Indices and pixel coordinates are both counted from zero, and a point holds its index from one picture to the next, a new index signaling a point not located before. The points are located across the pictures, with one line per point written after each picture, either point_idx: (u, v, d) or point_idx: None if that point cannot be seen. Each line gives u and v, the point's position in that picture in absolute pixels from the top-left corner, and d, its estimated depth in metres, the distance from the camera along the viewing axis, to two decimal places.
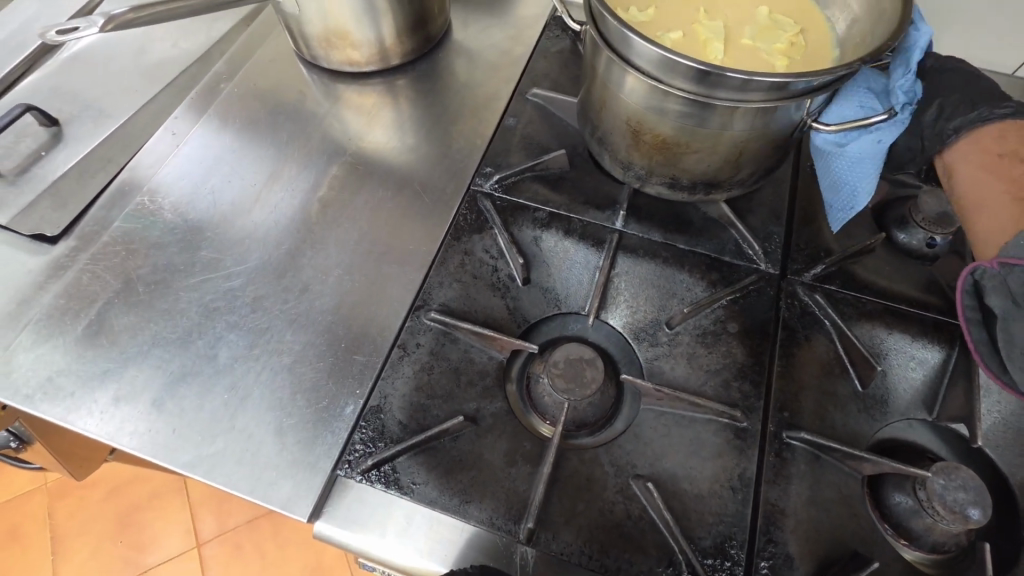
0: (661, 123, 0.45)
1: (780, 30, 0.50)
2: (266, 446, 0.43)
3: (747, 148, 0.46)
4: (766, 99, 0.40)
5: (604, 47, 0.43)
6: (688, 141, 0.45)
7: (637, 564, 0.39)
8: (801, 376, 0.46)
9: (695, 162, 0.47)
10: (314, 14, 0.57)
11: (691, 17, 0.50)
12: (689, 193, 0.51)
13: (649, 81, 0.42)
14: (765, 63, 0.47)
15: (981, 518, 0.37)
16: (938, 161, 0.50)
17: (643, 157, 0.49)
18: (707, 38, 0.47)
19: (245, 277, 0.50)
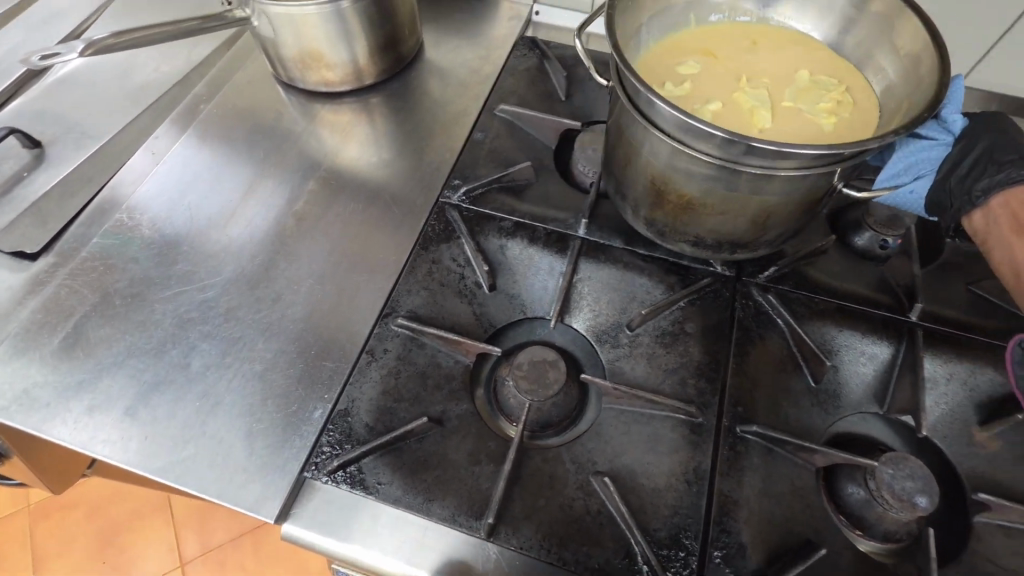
0: (686, 184, 0.45)
1: (823, 89, 0.51)
2: (235, 451, 0.44)
3: (772, 214, 0.45)
4: (798, 167, 0.40)
5: (632, 109, 0.44)
6: (712, 202, 0.45)
7: (595, 556, 0.40)
8: (754, 373, 0.48)
9: (718, 224, 0.47)
10: (289, 38, 0.60)
11: (728, 84, 0.50)
12: (713, 252, 0.50)
13: (676, 145, 0.42)
14: (814, 124, 0.48)
15: (928, 504, 0.40)
16: (966, 222, 0.51)
17: (666, 215, 0.49)
18: (753, 106, 0.48)
19: (219, 289, 0.52)
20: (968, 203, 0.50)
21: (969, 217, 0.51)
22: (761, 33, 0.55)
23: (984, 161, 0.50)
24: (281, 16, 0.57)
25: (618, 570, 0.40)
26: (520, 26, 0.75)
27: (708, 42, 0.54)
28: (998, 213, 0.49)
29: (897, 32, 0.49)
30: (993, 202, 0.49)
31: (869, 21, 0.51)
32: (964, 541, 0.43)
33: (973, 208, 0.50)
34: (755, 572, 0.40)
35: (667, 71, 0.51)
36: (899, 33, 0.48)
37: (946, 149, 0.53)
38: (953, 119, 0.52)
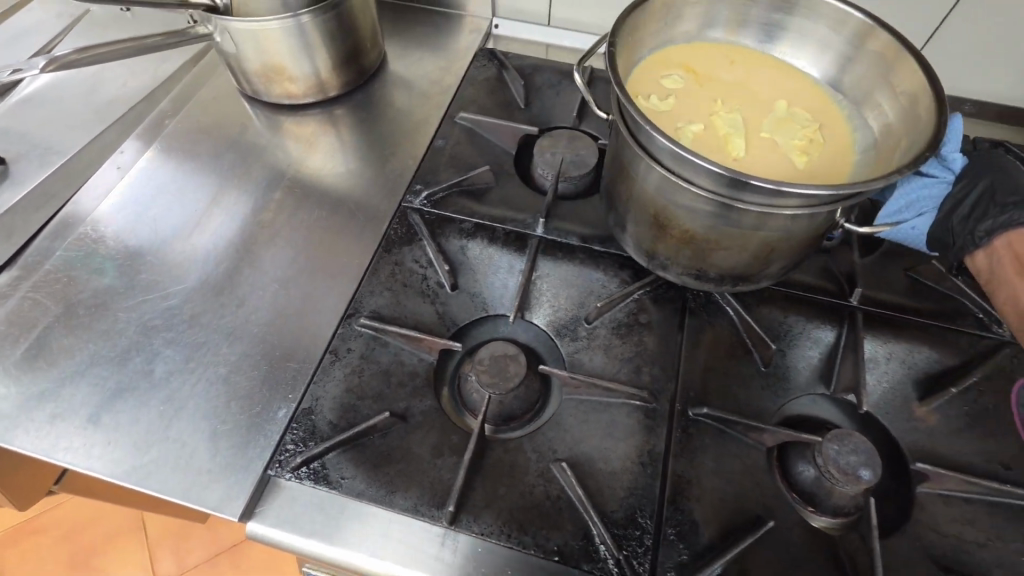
0: (689, 220, 0.45)
1: (798, 124, 0.52)
2: (200, 453, 0.45)
3: (776, 248, 0.45)
4: (801, 205, 0.40)
5: (634, 143, 0.44)
6: (716, 237, 0.45)
7: (554, 538, 0.42)
8: (706, 360, 0.50)
9: (723, 258, 0.46)
10: (251, 53, 0.62)
11: (707, 106, 0.52)
12: (716, 285, 0.49)
13: (676, 179, 0.42)
14: (784, 157, 0.49)
15: (871, 477, 0.42)
16: (969, 260, 0.55)
17: (669, 248, 0.48)
18: (727, 132, 0.49)
19: (183, 296, 0.53)
20: (971, 241, 0.54)
21: (973, 257, 0.55)
22: (756, 65, 0.56)
23: (985, 202, 0.55)
24: (243, 32, 0.59)
25: (576, 551, 0.41)
26: (480, 37, 0.78)
27: (698, 67, 0.55)
28: (1002, 253, 0.53)
29: (896, 72, 0.49)
30: (997, 242, 0.53)
31: (868, 61, 0.51)
32: (909, 510, 0.45)
33: (977, 247, 0.54)
34: (708, 547, 0.41)
35: (656, 83, 0.53)
36: (895, 71, 0.49)
37: (947, 186, 0.57)
38: (952, 158, 0.57)
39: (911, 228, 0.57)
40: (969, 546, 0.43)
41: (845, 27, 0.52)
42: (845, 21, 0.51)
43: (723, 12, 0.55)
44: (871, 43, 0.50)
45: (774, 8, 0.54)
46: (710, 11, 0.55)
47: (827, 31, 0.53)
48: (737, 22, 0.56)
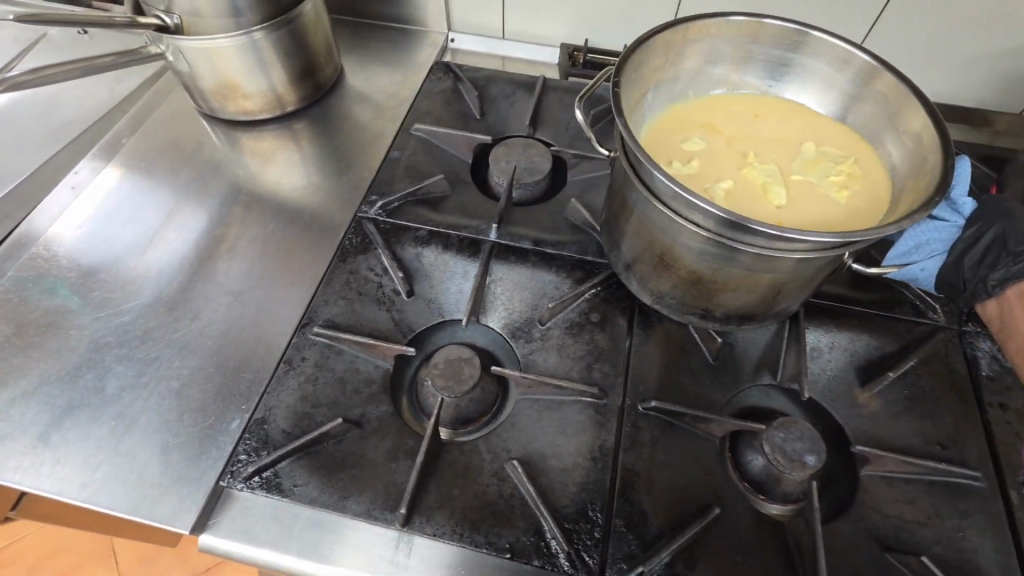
0: (694, 261, 0.45)
1: (830, 161, 0.54)
2: (152, 466, 0.45)
3: (784, 288, 0.45)
4: (809, 250, 0.40)
5: (640, 184, 0.44)
6: (723, 279, 0.45)
7: (506, 536, 0.42)
8: (655, 356, 0.51)
9: (730, 298, 0.47)
10: (205, 70, 0.62)
11: (735, 160, 0.53)
12: (721, 325, 0.50)
13: (675, 216, 0.43)
14: (826, 197, 0.51)
15: (815, 462, 0.43)
16: (980, 308, 0.54)
17: (674, 287, 0.48)
18: (763, 182, 0.51)
19: (136, 312, 0.53)
20: (983, 289, 0.53)
21: (984, 305, 0.54)
22: (764, 107, 0.58)
23: (997, 249, 0.53)
24: (195, 51, 0.60)
25: (528, 547, 0.42)
26: (435, 50, 0.79)
27: (711, 113, 0.57)
28: (1014, 303, 0.52)
29: (904, 114, 0.50)
30: (1008, 291, 0.52)
31: (877, 101, 0.53)
32: (854, 492, 0.46)
33: (988, 296, 0.52)
34: (657, 537, 0.42)
35: (674, 147, 0.53)
36: (900, 110, 0.51)
37: (959, 230, 0.55)
38: (963, 201, 0.55)
39: (920, 270, 0.55)
40: (909, 525, 0.44)
41: (849, 67, 0.53)
42: (849, 62, 0.53)
43: (725, 53, 0.56)
44: (877, 84, 0.52)
45: (777, 47, 0.55)
46: (713, 50, 0.56)
47: (833, 71, 0.55)
48: (739, 60, 0.57)
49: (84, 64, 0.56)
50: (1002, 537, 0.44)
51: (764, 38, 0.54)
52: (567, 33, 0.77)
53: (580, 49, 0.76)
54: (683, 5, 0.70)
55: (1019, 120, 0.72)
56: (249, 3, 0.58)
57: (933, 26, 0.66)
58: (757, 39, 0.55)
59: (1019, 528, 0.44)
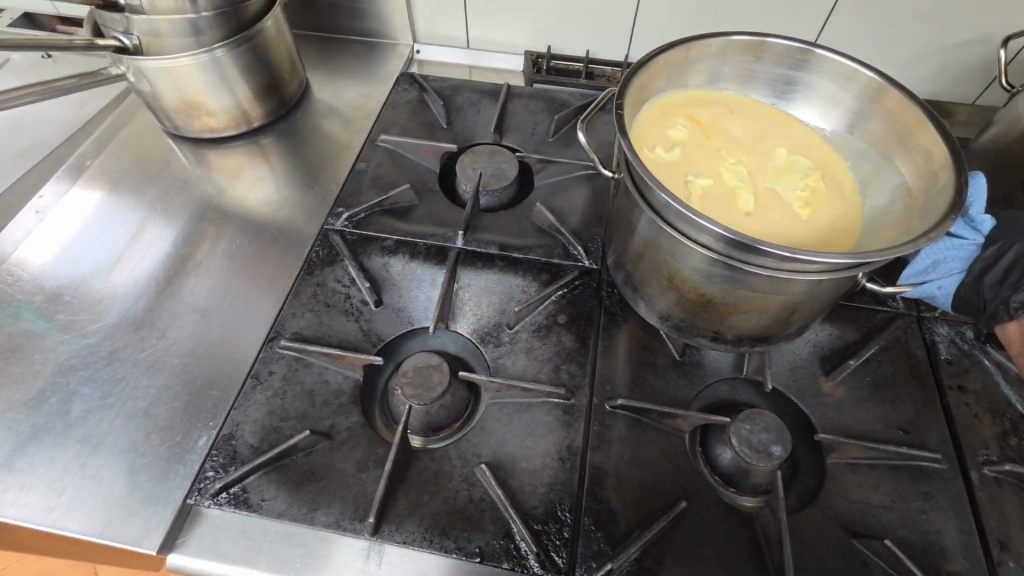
0: (705, 284, 0.44)
1: (801, 174, 0.54)
2: (118, 487, 0.44)
3: (798, 308, 0.44)
4: (821, 270, 0.40)
5: (646, 206, 0.44)
6: (734, 301, 0.44)
7: (475, 540, 0.42)
8: (621, 353, 0.52)
9: (742, 321, 0.46)
10: (168, 90, 0.62)
11: (713, 161, 0.54)
12: (735, 346, 0.49)
13: (680, 237, 0.42)
14: (790, 209, 0.51)
15: (781, 453, 0.44)
16: (999, 329, 0.51)
17: (683, 309, 0.48)
18: (736, 186, 0.51)
19: (102, 334, 0.53)
20: (1005, 311, 0.50)
21: (1005, 326, 0.51)
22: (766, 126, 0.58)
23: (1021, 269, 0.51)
24: (157, 70, 0.59)
25: (497, 550, 0.42)
26: (400, 62, 0.80)
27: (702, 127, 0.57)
28: None
29: (912, 132, 0.49)
30: None
31: (885, 119, 0.52)
32: (821, 481, 0.47)
33: (1010, 318, 0.50)
34: (626, 533, 0.43)
35: (663, 134, 0.54)
36: (903, 123, 0.50)
37: (976, 247, 0.54)
38: (980, 218, 0.54)
39: (938, 289, 0.53)
40: (873, 509, 0.45)
41: (854, 84, 0.53)
42: (853, 79, 0.53)
43: (728, 72, 0.57)
44: (883, 100, 0.51)
45: (781, 65, 0.55)
46: (715, 68, 0.57)
47: (837, 89, 0.55)
48: (743, 78, 0.58)
49: (45, 87, 0.55)
50: (963, 516, 0.44)
51: (764, 57, 0.55)
52: (529, 41, 0.78)
53: (543, 56, 0.78)
54: (640, 9, 0.72)
55: (973, 110, 0.74)
56: (209, 22, 0.59)
57: (882, 22, 0.68)
58: (761, 58, 0.55)
59: (980, 507, 0.45)
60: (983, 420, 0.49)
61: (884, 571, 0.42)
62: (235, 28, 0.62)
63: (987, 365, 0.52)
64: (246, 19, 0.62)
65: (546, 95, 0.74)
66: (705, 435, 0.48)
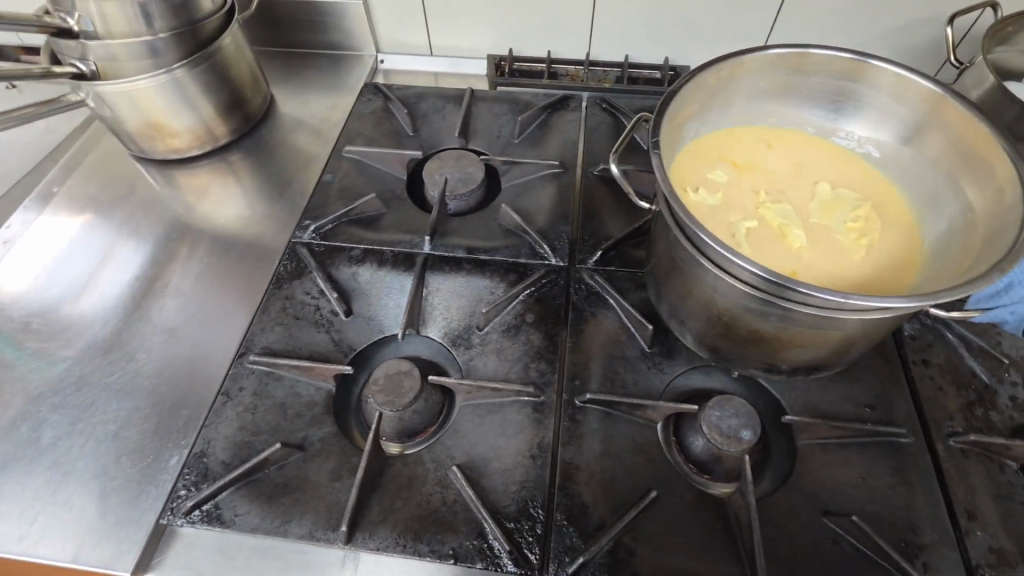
0: (759, 321, 0.44)
1: (848, 205, 0.55)
2: (90, 512, 0.44)
3: (856, 341, 0.44)
4: (868, 312, 0.40)
5: (683, 239, 0.44)
6: (788, 336, 0.44)
7: (449, 542, 0.42)
8: (589, 348, 0.52)
9: (798, 353, 0.46)
10: (130, 113, 0.62)
11: (755, 200, 0.54)
12: (788, 373, 0.49)
13: (718, 271, 0.43)
14: (842, 242, 0.52)
15: (750, 437, 0.44)
16: None
17: (734, 343, 0.48)
18: (782, 225, 0.52)
19: (72, 360, 0.53)
20: None
21: None
22: (812, 147, 0.59)
23: None
24: (117, 94, 0.60)
25: (470, 550, 0.42)
26: (364, 74, 0.81)
27: (740, 148, 0.58)
28: None
29: (971, 155, 0.49)
30: None
31: (941, 136, 0.52)
32: (793, 463, 0.47)
33: None
34: (598, 526, 0.43)
35: (703, 176, 0.56)
36: (960, 144, 0.50)
37: None
38: None
39: (1010, 315, 0.52)
40: (842, 488, 0.45)
41: (907, 97, 0.53)
42: (905, 92, 0.53)
43: (770, 88, 0.57)
44: (939, 115, 0.51)
45: (832, 76, 0.55)
46: (756, 86, 0.57)
47: (889, 102, 0.55)
48: (783, 93, 0.58)
49: (17, 111, 0.55)
50: (931, 489, 0.45)
51: (807, 70, 0.55)
52: (491, 45, 0.79)
53: (506, 59, 0.79)
54: (597, 8, 0.72)
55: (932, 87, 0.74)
56: (166, 44, 0.59)
57: (836, 6, 0.68)
58: (806, 71, 0.55)
59: (947, 479, 0.46)
60: (948, 394, 0.50)
61: (854, 548, 0.43)
62: (193, 48, 0.62)
63: (951, 339, 0.53)
64: (203, 38, 0.63)
65: (510, 97, 0.75)
66: (677, 424, 0.48)
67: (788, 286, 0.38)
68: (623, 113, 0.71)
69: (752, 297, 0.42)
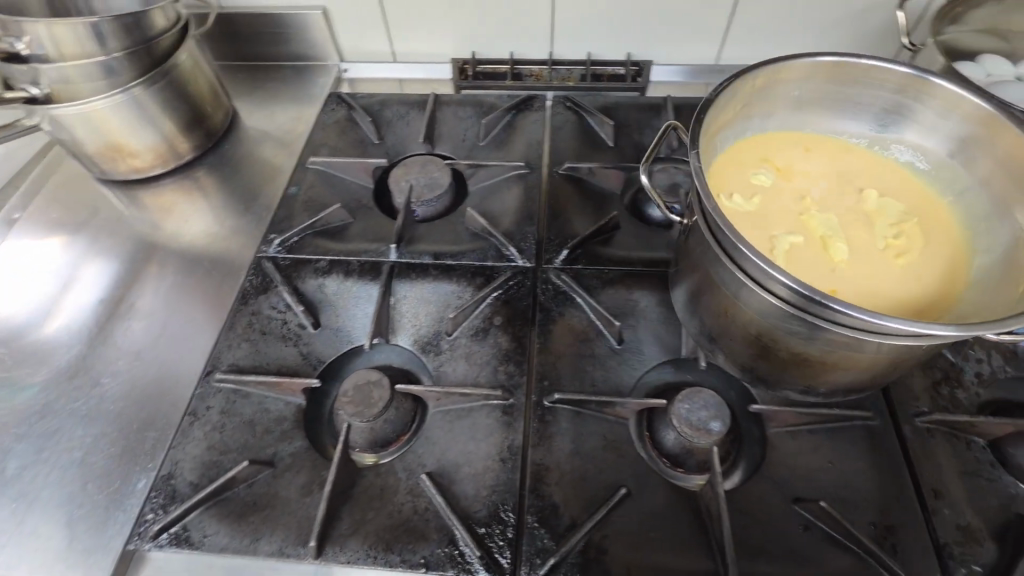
0: (806, 345, 0.42)
1: (889, 216, 0.52)
2: (56, 541, 0.44)
3: (903, 363, 0.42)
4: (911, 336, 0.38)
5: (721, 253, 0.42)
6: (833, 359, 0.42)
7: (420, 551, 0.42)
8: (557, 348, 0.52)
9: (841, 377, 0.43)
10: (87, 134, 0.62)
11: (793, 208, 0.52)
12: (828, 397, 0.46)
13: (753, 286, 0.41)
14: (883, 257, 0.49)
15: (720, 428, 0.44)
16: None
17: (775, 365, 0.45)
18: (825, 235, 0.49)
19: (36, 388, 0.52)
20: None
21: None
22: (862, 158, 0.57)
23: None
24: (74, 116, 0.59)
25: (442, 558, 0.42)
26: (327, 84, 0.81)
27: (782, 151, 0.56)
28: None
29: None
30: None
31: (998, 163, 0.49)
32: (765, 452, 0.47)
33: None
34: (569, 526, 0.43)
35: (740, 182, 0.53)
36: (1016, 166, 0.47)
37: None
38: None
39: None
40: (812, 474, 0.45)
41: (959, 112, 0.50)
42: (958, 110, 0.50)
43: (818, 96, 0.55)
44: (994, 134, 0.48)
45: (887, 89, 0.52)
46: (805, 94, 0.54)
47: (941, 119, 0.52)
48: (834, 104, 0.55)
49: None
50: (896, 468, 0.45)
51: (861, 81, 0.52)
52: (453, 49, 0.79)
53: (469, 62, 0.78)
54: (557, 7, 0.72)
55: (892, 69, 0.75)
56: (121, 62, 0.58)
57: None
58: (857, 81, 0.52)
59: (913, 459, 0.46)
60: (914, 374, 0.50)
61: (825, 534, 0.43)
62: (148, 65, 0.61)
63: None
64: (159, 55, 0.62)
65: (474, 100, 0.75)
66: (649, 419, 0.48)
67: (829, 306, 0.37)
68: (586, 110, 0.71)
69: (762, 305, 0.41)
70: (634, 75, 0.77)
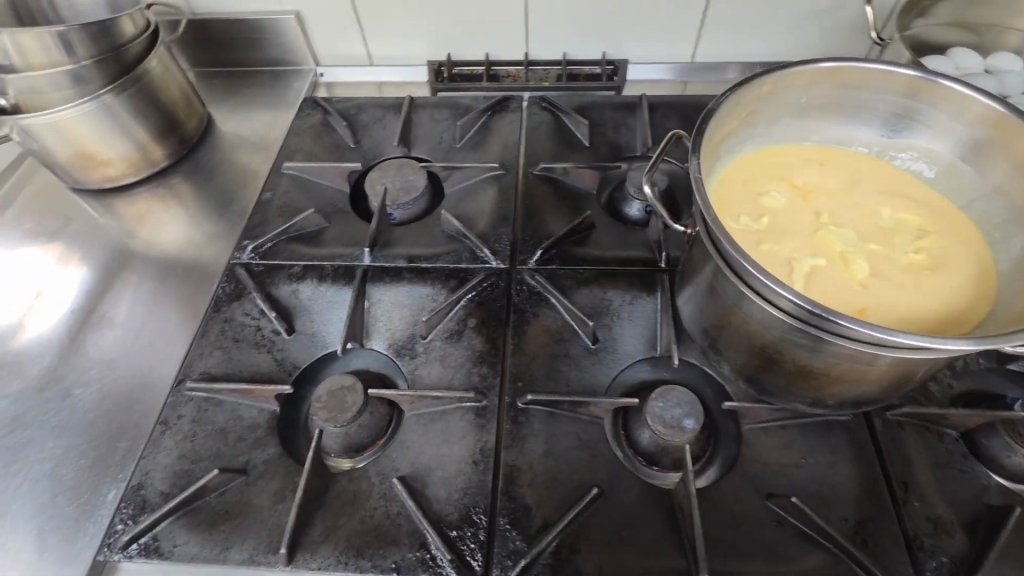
0: (812, 358, 0.41)
1: (908, 237, 0.50)
2: (23, 554, 0.43)
3: (911, 374, 0.41)
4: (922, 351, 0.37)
5: (726, 267, 0.42)
6: (839, 371, 0.41)
7: (391, 555, 0.42)
8: (531, 349, 0.52)
9: (848, 390, 0.43)
10: (57, 143, 0.61)
11: (807, 223, 0.51)
12: (837, 410, 0.45)
13: (759, 300, 0.40)
14: (897, 271, 0.48)
15: (693, 425, 0.44)
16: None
17: (783, 378, 0.44)
18: (842, 250, 0.48)
19: (6, 401, 0.52)
20: None
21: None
22: (874, 166, 0.56)
23: None
24: (42, 126, 0.59)
25: (413, 562, 0.42)
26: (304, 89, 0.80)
27: (789, 163, 0.56)
28: None
29: None
30: None
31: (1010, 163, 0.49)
32: (739, 449, 0.47)
33: None
34: (541, 527, 0.43)
35: (748, 195, 0.53)
36: None
37: None
38: None
39: None
40: (785, 470, 0.46)
41: (969, 114, 0.50)
42: (967, 111, 0.50)
43: (822, 104, 0.55)
44: (1006, 135, 0.48)
45: (892, 93, 0.52)
46: (812, 102, 0.54)
47: (953, 121, 0.52)
48: (840, 111, 0.55)
49: None
50: (870, 463, 0.45)
51: (867, 86, 0.52)
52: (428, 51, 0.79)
53: (445, 64, 0.78)
54: (530, 8, 0.72)
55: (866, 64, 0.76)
56: (90, 70, 0.58)
57: None
58: (861, 87, 0.52)
59: (884, 452, 0.46)
60: None
61: (797, 530, 0.43)
62: (117, 72, 0.61)
63: None
64: (128, 61, 0.62)
65: (450, 102, 0.75)
66: (624, 418, 0.48)
67: (833, 320, 0.36)
68: (562, 110, 0.71)
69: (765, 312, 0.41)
70: (609, 74, 0.77)
